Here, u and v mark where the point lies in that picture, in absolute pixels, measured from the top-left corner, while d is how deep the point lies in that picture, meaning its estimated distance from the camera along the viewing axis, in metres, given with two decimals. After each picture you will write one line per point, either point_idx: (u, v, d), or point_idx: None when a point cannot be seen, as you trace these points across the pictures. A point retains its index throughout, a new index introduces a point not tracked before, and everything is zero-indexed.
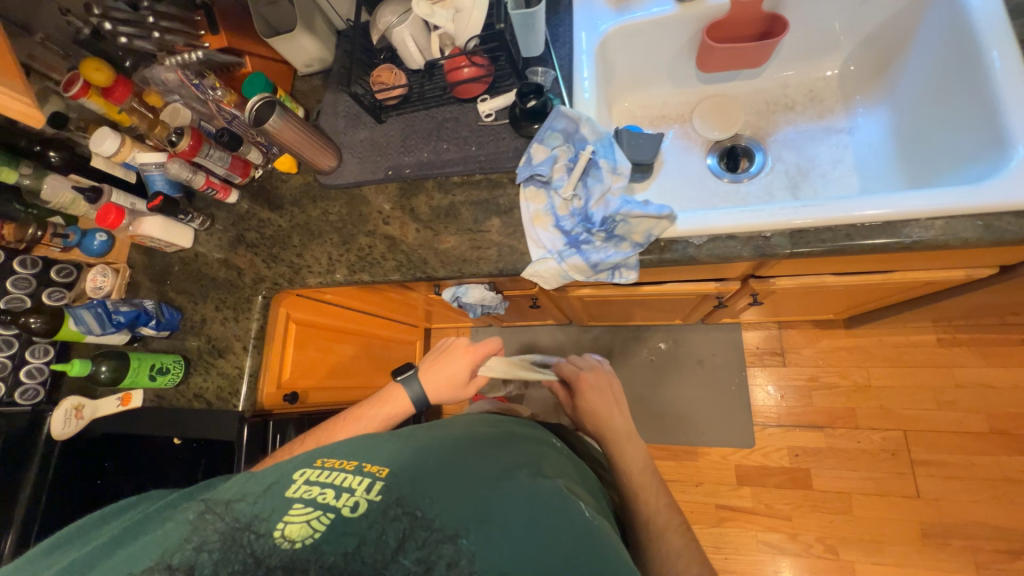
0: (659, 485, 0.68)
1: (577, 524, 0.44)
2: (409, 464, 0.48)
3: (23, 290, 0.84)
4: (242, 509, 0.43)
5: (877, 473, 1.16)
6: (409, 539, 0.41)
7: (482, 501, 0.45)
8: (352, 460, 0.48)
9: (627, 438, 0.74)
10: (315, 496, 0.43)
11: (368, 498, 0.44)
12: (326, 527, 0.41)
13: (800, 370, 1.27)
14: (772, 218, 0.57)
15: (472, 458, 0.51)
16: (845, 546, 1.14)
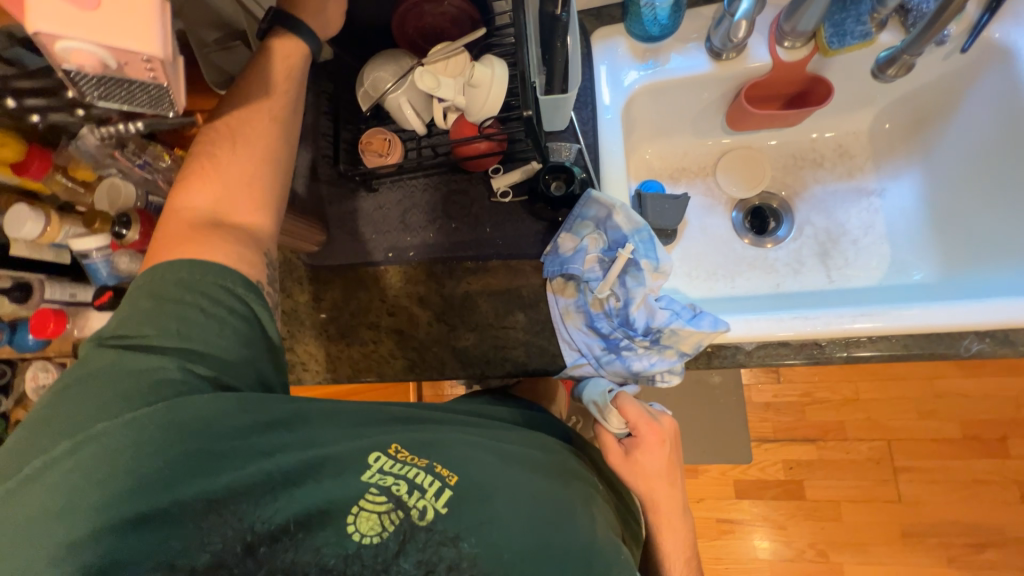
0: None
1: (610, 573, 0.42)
2: (477, 471, 0.47)
3: None
4: (263, 514, 0.42)
5: (864, 481, 1.24)
6: (411, 542, 0.42)
7: (525, 536, 0.43)
8: (426, 459, 0.46)
9: (676, 510, 0.60)
10: (388, 486, 0.44)
11: (435, 506, 0.43)
12: (394, 526, 0.42)
13: (794, 386, 1.31)
14: (830, 327, 0.54)
15: (536, 475, 0.49)
16: (834, 550, 1.23)
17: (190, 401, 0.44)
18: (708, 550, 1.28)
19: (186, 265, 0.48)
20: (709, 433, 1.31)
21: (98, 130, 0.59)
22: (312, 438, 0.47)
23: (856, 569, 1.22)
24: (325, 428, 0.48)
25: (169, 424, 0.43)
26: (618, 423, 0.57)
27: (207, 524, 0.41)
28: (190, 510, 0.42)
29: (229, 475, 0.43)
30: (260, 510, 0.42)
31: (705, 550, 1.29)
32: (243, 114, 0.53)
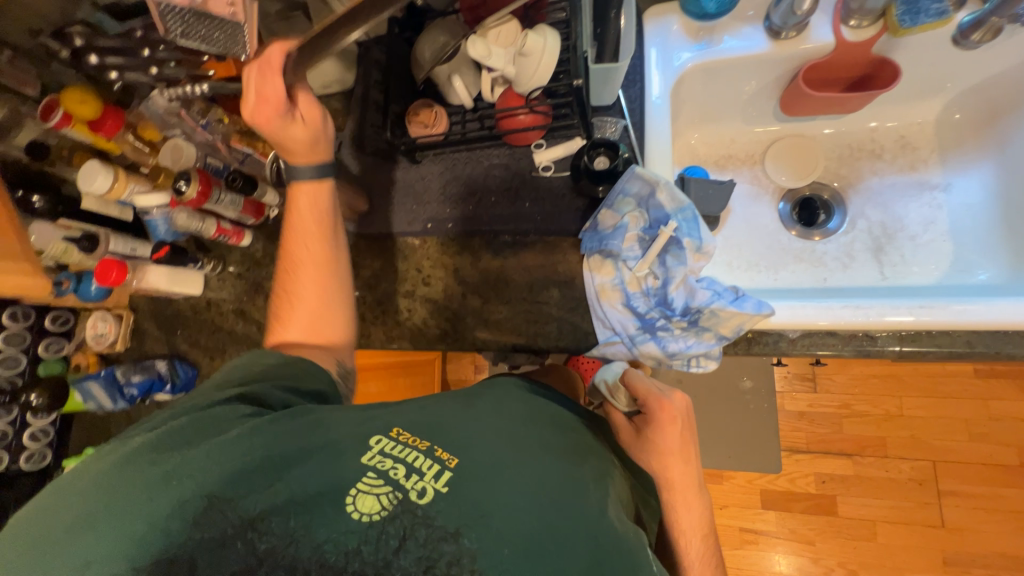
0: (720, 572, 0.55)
1: None
2: (480, 454, 0.44)
3: (18, 346, 0.75)
4: (253, 504, 0.40)
5: (904, 501, 1.17)
6: (413, 539, 0.37)
7: (536, 523, 0.39)
8: (428, 441, 0.44)
9: (692, 491, 0.57)
10: (387, 470, 0.41)
11: (435, 486, 0.40)
12: (392, 506, 0.39)
13: (831, 396, 1.25)
14: (883, 318, 0.51)
15: (547, 460, 0.46)
16: (866, 571, 1.17)
17: (214, 409, 0.48)
18: (729, 558, 1.24)
19: (270, 355, 0.55)
20: (738, 438, 1.27)
21: (167, 91, 0.63)
22: (325, 423, 0.46)
23: None
24: (335, 416, 0.47)
25: (195, 425, 0.46)
26: (626, 401, 0.60)
27: (208, 517, 0.39)
28: (202, 496, 0.40)
29: (241, 463, 0.42)
30: (264, 498, 0.40)
31: (727, 559, 1.25)
32: (302, 274, 0.60)
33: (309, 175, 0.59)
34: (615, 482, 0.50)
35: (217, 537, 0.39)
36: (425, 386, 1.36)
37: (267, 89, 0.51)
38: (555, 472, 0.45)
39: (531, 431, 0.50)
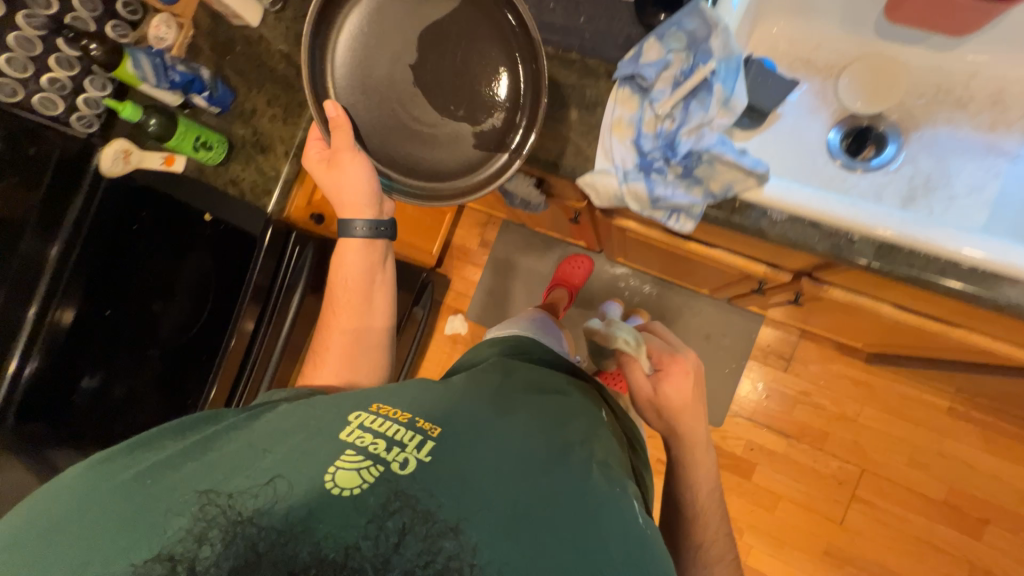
0: (721, 516, 0.71)
1: (622, 520, 0.45)
2: (459, 438, 0.47)
3: (90, 12, 0.82)
4: (246, 501, 0.41)
5: (816, 491, 1.21)
6: (411, 533, 0.40)
7: (526, 498, 0.44)
8: (408, 416, 0.49)
9: (699, 447, 0.73)
10: (367, 445, 0.45)
11: (418, 456, 0.45)
12: (375, 478, 0.42)
13: (797, 380, 1.26)
14: (872, 220, 0.51)
15: (530, 436, 0.50)
16: (752, 533, 1.24)
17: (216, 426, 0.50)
18: None
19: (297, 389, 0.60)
20: None
21: None
22: (311, 416, 0.50)
23: (763, 559, 1.23)
24: (323, 402, 0.52)
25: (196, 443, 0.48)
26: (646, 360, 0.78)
27: (205, 511, 0.40)
28: (191, 497, 0.41)
29: (228, 462, 0.44)
30: (255, 497, 0.41)
31: None
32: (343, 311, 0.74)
33: (362, 230, 0.71)
34: (604, 444, 0.54)
35: (214, 544, 0.39)
36: (429, 230, 1.41)
37: (336, 136, 0.62)
38: (540, 448, 0.49)
39: (516, 409, 0.54)
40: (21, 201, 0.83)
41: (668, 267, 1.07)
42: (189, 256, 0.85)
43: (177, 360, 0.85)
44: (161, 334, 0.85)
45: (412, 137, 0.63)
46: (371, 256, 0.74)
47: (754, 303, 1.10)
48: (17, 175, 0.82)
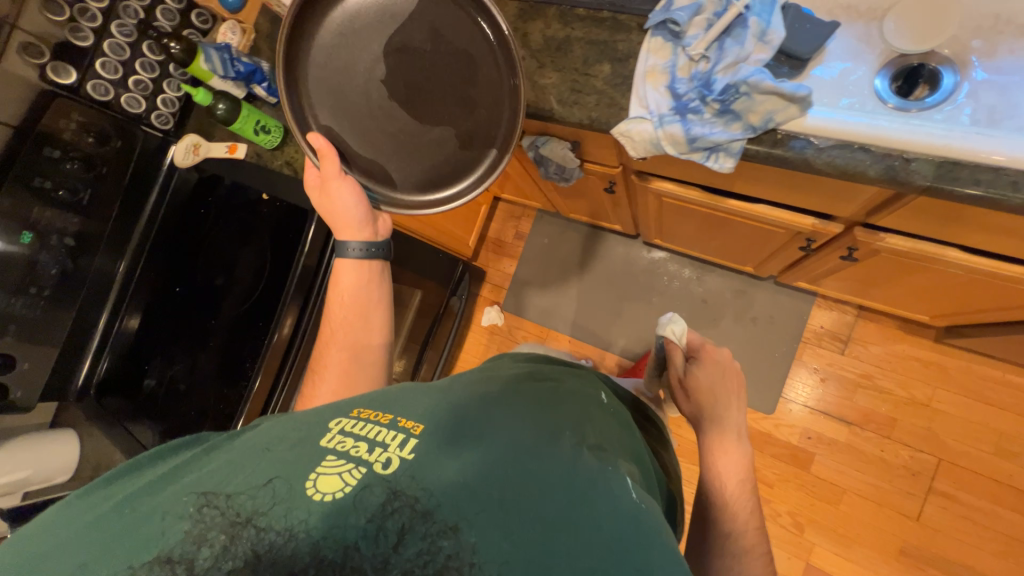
0: (754, 506, 0.67)
1: (617, 498, 0.40)
2: (447, 434, 0.43)
3: (169, 21, 0.98)
4: (242, 501, 0.36)
5: (885, 483, 1.12)
6: (411, 532, 0.35)
7: (526, 492, 0.38)
8: (387, 414, 0.44)
9: (729, 435, 0.73)
10: (348, 448, 0.40)
11: (402, 455, 0.40)
12: (357, 481, 0.37)
13: (856, 363, 1.18)
14: (931, 138, 0.49)
15: (525, 427, 0.46)
16: (813, 529, 1.15)
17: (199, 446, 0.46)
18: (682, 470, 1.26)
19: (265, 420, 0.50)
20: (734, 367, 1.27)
21: None
22: (289, 422, 0.45)
23: (828, 557, 1.13)
24: (299, 411, 0.47)
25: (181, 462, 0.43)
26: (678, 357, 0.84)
27: (202, 517, 0.36)
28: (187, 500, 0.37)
29: (212, 474, 0.39)
30: (250, 498, 0.37)
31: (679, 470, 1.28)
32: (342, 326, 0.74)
33: (358, 252, 0.73)
34: (592, 430, 0.51)
35: (209, 546, 0.35)
36: (466, 221, 1.46)
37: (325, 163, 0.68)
38: (537, 438, 0.44)
39: (508, 405, 0.49)
40: (113, 186, 0.94)
41: (710, 240, 1.04)
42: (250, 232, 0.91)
43: (234, 331, 0.88)
44: (223, 306, 0.90)
45: (398, 148, 0.69)
46: (364, 275, 0.76)
47: (803, 276, 1.05)
48: (106, 167, 0.93)
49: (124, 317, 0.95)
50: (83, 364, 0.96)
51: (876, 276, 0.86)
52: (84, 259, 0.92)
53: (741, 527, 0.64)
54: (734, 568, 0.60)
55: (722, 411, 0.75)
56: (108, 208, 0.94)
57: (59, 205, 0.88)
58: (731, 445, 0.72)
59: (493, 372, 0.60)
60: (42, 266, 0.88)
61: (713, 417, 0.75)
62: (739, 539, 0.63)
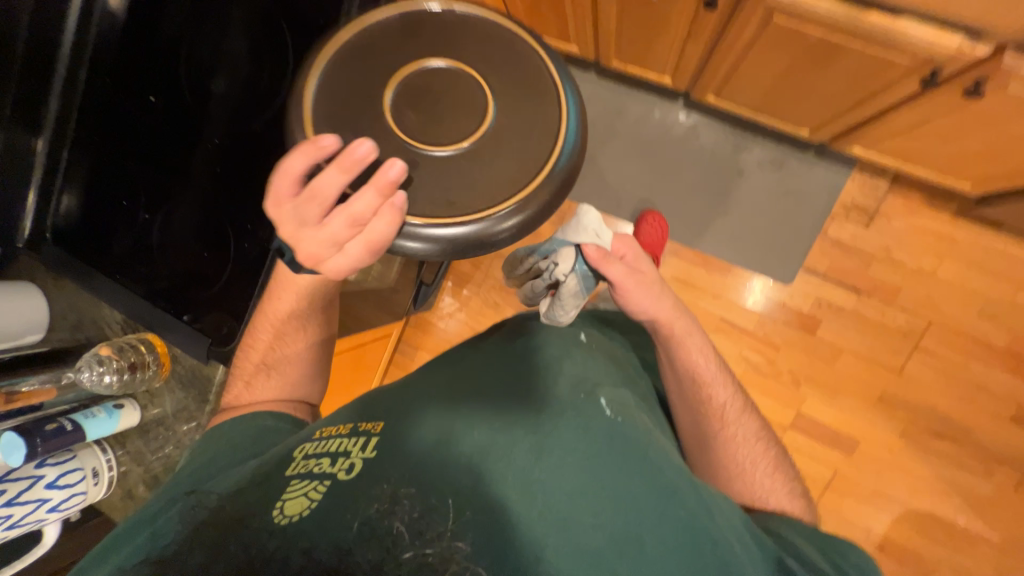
0: (727, 374, 0.68)
1: (580, 427, 0.51)
2: (408, 430, 0.50)
3: None
4: (229, 510, 0.46)
5: (880, 343, 1.24)
6: (404, 538, 0.42)
7: (482, 462, 0.47)
8: (347, 425, 0.53)
9: (688, 335, 0.67)
10: (313, 467, 0.48)
11: (363, 457, 0.48)
12: (323, 493, 0.45)
13: (879, 236, 1.22)
14: None
15: (486, 411, 0.52)
16: (808, 383, 1.27)
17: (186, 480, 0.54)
18: None
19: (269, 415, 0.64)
20: (762, 240, 1.28)
21: None
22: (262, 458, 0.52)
23: (817, 405, 1.27)
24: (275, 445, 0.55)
25: (176, 491, 0.52)
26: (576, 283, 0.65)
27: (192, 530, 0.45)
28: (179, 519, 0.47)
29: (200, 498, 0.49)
30: (241, 505, 0.46)
31: None
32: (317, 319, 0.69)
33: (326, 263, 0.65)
34: (574, 368, 0.58)
35: (207, 552, 0.43)
36: None
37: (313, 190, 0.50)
38: (495, 415, 0.51)
39: (460, 382, 0.57)
40: None
41: (789, 88, 0.95)
42: (243, 15, 0.70)
43: (241, 146, 0.72)
44: (214, 116, 0.73)
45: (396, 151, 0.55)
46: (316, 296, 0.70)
47: (866, 140, 1.02)
48: None
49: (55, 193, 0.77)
50: (27, 206, 0.77)
51: (964, 129, 0.84)
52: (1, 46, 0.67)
53: (726, 401, 0.66)
54: (733, 432, 0.64)
55: (666, 310, 0.66)
56: None
57: None
58: (688, 333, 0.67)
59: (450, 351, 0.66)
60: None
61: (659, 322, 0.66)
62: (727, 411, 0.66)
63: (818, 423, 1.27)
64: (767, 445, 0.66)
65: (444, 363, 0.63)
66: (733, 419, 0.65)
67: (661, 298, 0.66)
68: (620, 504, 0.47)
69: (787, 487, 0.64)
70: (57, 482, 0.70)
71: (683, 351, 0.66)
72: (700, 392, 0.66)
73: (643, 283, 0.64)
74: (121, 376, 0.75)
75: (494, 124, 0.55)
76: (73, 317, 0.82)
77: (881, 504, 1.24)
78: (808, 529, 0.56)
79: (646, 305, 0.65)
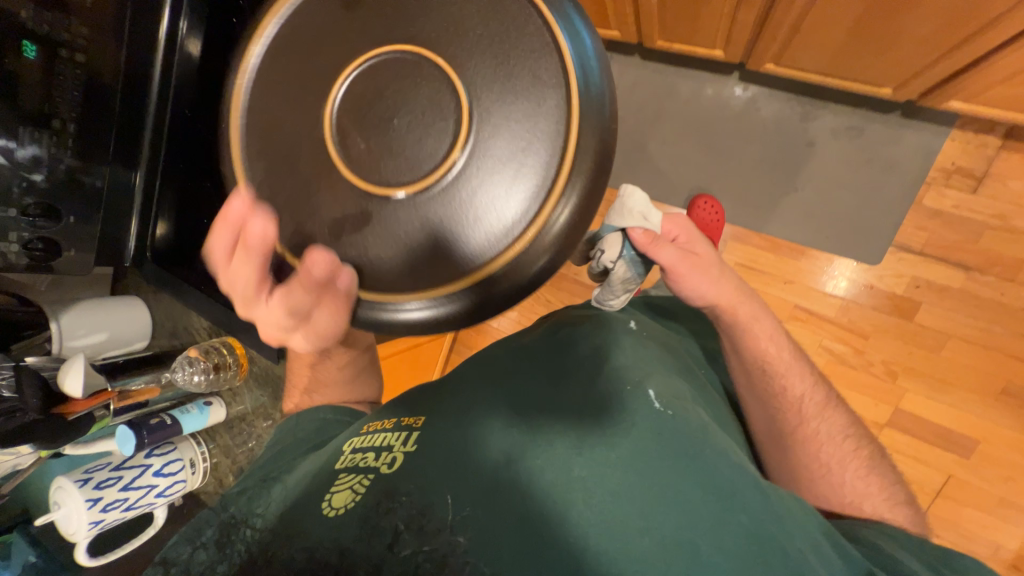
0: (804, 364, 0.62)
1: (624, 423, 0.48)
2: (444, 425, 0.50)
3: None
4: (274, 510, 0.46)
5: (999, 327, 1.06)
6: (405, 532, 0.40)
7: (512, 455, 0.45)
8: (391, 421, 0.54)
9: (758, 319, 0.62)
10: (358, 461, 0.48)
11: (404, 450, 0.48)
12: (365, 486, 0.45)
13: (991, 202, 1.04)
14: None
15: (522, 407, 0.50)
16: (908, 376, 1.12)
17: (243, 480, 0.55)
18: None
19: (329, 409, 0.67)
20: (841, 218, 1.15)
21: None
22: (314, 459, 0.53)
23: (920, 401, 1.11)
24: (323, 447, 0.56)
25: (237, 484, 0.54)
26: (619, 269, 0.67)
27: (237, 527, 0.45)
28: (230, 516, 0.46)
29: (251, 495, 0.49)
30: (288, 502, 0.46)
31: None
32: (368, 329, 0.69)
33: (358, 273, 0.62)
34: (618, 363, 0.55)
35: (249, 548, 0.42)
36: None
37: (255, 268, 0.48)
38: (531, 410, 0.50)
39: (501, 377, 0.56)
40: None
41: (865, 43, 0.84)
42: None
43: None
44: None
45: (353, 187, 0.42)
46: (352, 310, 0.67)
47: (965, 91, 0.87)
48: None
49: (152, 221, 0.86)
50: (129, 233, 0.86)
51: None
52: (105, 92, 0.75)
53: (806, 395, 0.60)
54: (815, 428, 0.58)
55: (732, 295, 0.62)
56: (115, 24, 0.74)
57: (52, 7, 0.69)
58: (756, 321, 0.62)
59: (494, 348, 0.65)
60: (59, 94, 0.72)
61: (724, 308, 0.62)
62: (808, 406, 0.59)
63: (924, 421, 1.11)
64: (859, 445, 0.59)
65: (489, 361, 0.62)
66: (815, 415, 0.59)
67: (724, 284, 0.62)
68: (662, 515, 0.42)
69: (884, 492, 0.57)
70: (161, 471, 0.79)
71: (750, 341, 0.62)
72: (774, 384, 0.60)
73: (697, 269, 0.60)
74: (207, 375, 0.84)
75: (480, 107, 0.40)
76: (169, 325, 0.93)
77: (1012, 515, 1.07)
78: (899, 534, 0.50)
79: (708, 289, 0.61)
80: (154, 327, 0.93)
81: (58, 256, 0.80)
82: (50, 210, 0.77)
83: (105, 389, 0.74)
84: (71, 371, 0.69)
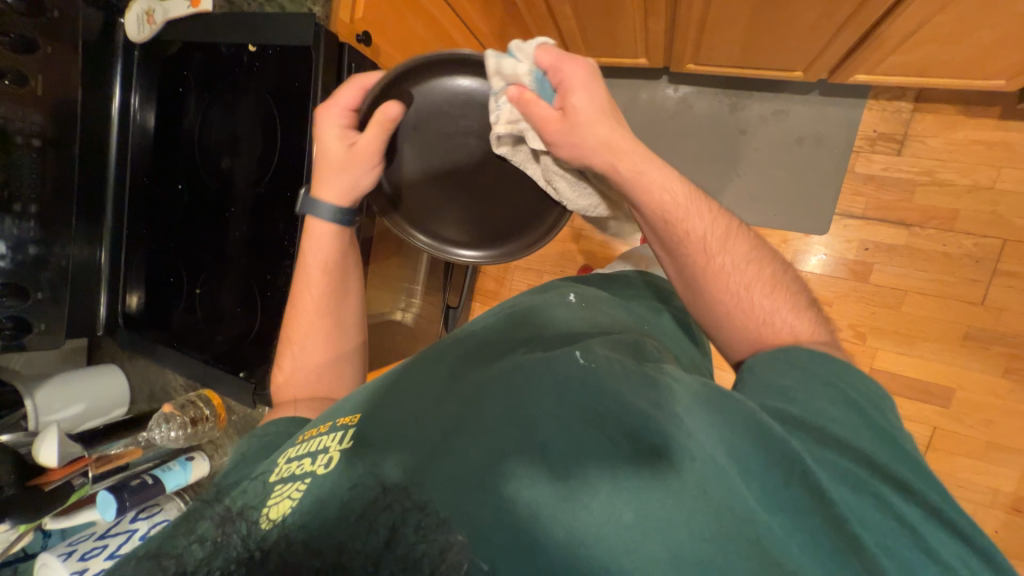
0: (767, 258, 0.57)
1: (569, 371, 0.45)
2: (380, 418, 0.47)
3: None
4: (241, 498, 0.44)
5: (948, 276, 1.11)
6: (404, 527, 0.36)
7: (467, 433, 0.42)
8: (328, 424, 0.50)
9: (727, 232, 0.58)
10: (297, 469, 0.45)
11: (340, 449, 0.45)
12: (302, 491, 0.42)
13: (915, 161, 1.12)
14: None
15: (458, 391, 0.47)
16: (875, 335, 1.15)
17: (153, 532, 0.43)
18: None
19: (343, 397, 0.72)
20: (785, 196, 1.21)
21: None
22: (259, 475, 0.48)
23: (891, 357, 1.15)
24: (259, 469, 0.50)
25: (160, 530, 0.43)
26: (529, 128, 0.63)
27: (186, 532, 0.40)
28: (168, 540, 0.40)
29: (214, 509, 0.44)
30: (244, 496, 0.44)
31: None
32: None
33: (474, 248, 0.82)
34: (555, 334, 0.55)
35: (203, 540, 0.39)
36: None
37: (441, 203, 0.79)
38: (478, 391, 0.46)
39: (438, 366, 0.52)
40: (63, 74, 0.78)
41: (765, 34, 0.92)
42: (240, 100, 0.80)
43: (256, 212, 0.81)
44: (237, 189, 0.82)
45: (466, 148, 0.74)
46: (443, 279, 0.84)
47: (864, 65, 0.96)
48: (53, 47, 0.76)
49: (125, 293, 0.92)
50: (101, 302, 0.92)
51: (966, 23, 0.78)
52: (65, 174, 0.81)
53: (722, 247, 0.57)
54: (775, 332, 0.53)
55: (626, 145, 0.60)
56: (67, 111, 0.79)
57: (7, 97, 0.72)
58: (654, 172, 0.59)
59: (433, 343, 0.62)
60: (19, 176, 0.75)
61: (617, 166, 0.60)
62: (730, 250, 0.57)
63: (899, 377, 1.14)
64: (757, 264, 0.56)
65: (423, 352, 0.59)
66: (737, 264, 0.56)
67: (616, 148, 0.59)
68: (641, 441, 0.40)
69: (791, 304, 0.55)
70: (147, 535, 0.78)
71: (636, 183, 0.59)
72: (682, 240, 0.57)
73: (592, 122, 0.59)
74: (185, 429, 0.87)
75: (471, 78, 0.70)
76: (147, 388, 0.95)
77: (1003, 458, 1.09)
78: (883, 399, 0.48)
79: (609, 154, 0.59)
80: (134, 393, 0.95)
81: (28, 332, 0.80)
82: (18, 289, 0.77)
83: (83, 455, 0.75)
84: (45, 443, 0.70)
